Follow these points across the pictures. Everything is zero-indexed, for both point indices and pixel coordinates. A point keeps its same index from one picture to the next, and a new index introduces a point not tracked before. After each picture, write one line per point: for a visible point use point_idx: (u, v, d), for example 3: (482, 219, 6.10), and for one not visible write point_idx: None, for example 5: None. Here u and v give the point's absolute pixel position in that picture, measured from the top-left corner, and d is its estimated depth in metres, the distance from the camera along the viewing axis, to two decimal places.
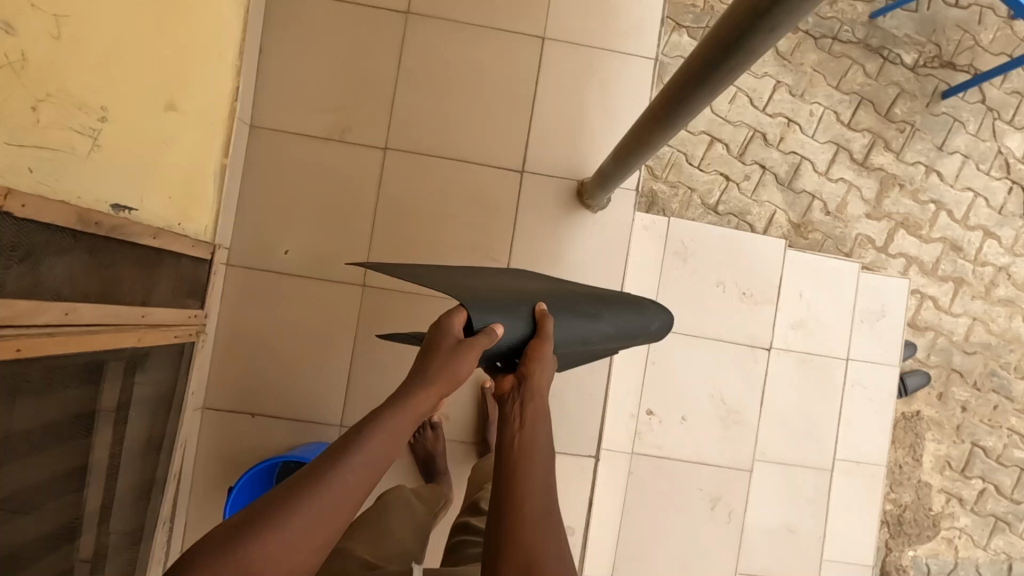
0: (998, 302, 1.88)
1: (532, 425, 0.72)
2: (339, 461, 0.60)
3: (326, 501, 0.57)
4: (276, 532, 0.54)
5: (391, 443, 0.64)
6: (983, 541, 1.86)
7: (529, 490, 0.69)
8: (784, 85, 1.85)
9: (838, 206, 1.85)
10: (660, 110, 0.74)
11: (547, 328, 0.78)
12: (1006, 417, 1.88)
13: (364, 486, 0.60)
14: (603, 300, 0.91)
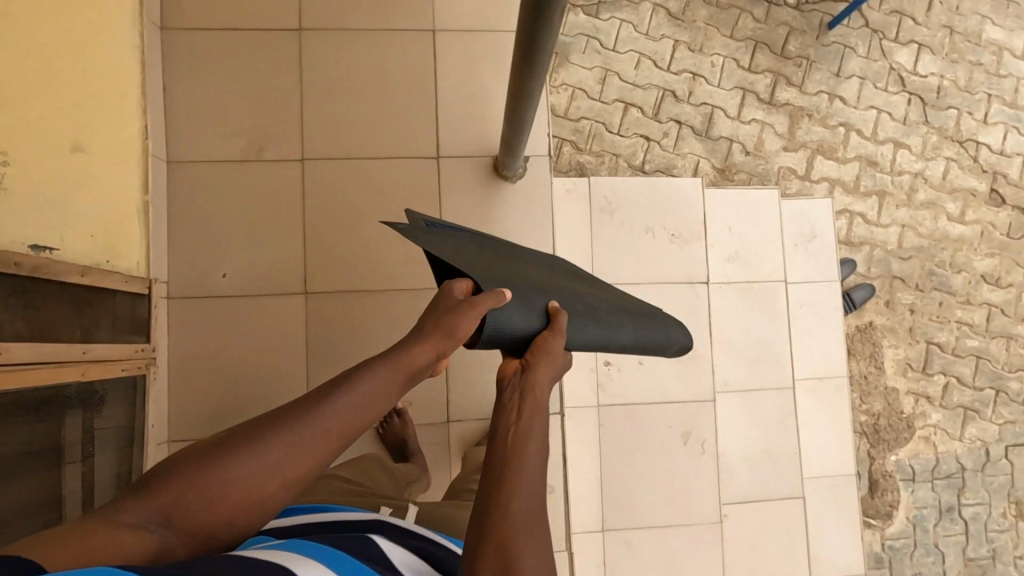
0: (921, 206, 1.98)
1: (528, 415, 0.73)
2: (327, 397, 0.66)
3: (309, 432, 0.63)
4: (255, 452, 0.60)
5: (380, 391, 0.70)
6: (958, 432, 1.94)
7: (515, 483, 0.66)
8: (683, 42, 1.95)
9: (756, 145, 1.94)
10: (522, 55, 0.79)
11: (560, 322, 0.86)
12: (952, 311, 1.97)
13: (348, 426, 0.66)
14: (629, 315, 1.02)
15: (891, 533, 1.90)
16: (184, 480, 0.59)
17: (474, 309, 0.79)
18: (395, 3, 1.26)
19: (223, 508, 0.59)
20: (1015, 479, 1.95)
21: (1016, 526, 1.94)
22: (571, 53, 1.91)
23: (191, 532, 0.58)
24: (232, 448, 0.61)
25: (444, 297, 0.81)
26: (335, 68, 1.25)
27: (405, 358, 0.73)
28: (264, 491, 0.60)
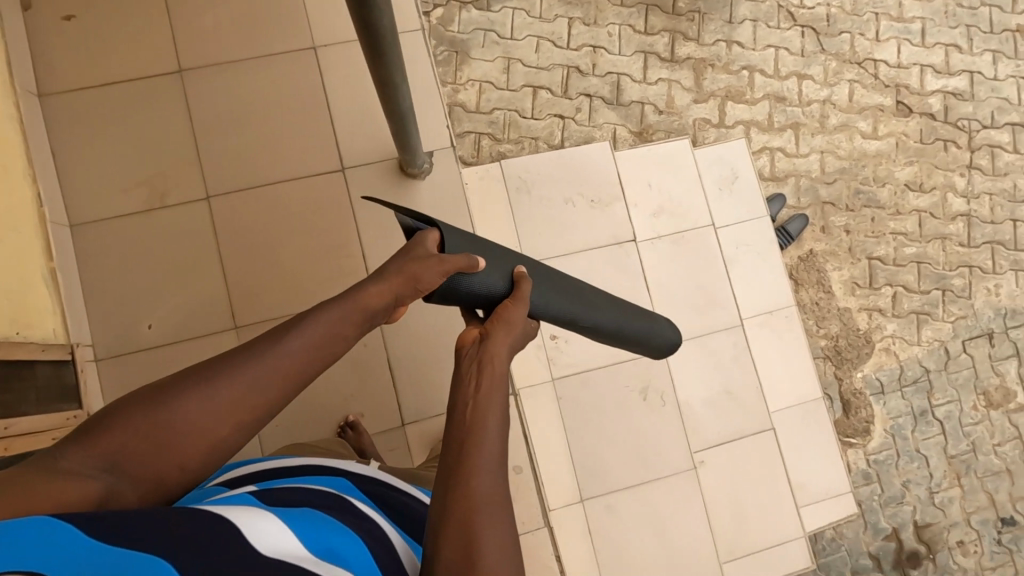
0: (835, 130, 2.05)
1: (487, 390, 0.76)
2: (281, 342, 0.75)
3: (261, 373, 0.72)
4: (211, 387, 0.69)
5: (327, 338, 0.79)
6: (915, 338, 2.00)
7: (480, 462, 0.69)
8: (577, 19, 2.00)
9: (667, 103, 1.99)
10: (369, 46, 0.79)
11: (524, 290, 0.91)
12: (885, 224, 2.03)
13: (296, 371, 0.75)
14: (612, 309, 1.11)
15: (872, 448, 1.94)
16: (141, 421, 0.66)
17: (443, 266, 0.84)
18: (269, 28, 1.28)
19: (179, 449, 0.67)
20: (978, 372, 2.01)
21: (988, 416, 2.00)
22: (472, 49, 1.94)
23: (142, 458, 0.65)
24: (189, 390, 0.69)
25: (416, 247, 0.86)
26: (231, 98, 1.26)
27: (352, 307, 0.82)
28: (218, 432, 0.69)
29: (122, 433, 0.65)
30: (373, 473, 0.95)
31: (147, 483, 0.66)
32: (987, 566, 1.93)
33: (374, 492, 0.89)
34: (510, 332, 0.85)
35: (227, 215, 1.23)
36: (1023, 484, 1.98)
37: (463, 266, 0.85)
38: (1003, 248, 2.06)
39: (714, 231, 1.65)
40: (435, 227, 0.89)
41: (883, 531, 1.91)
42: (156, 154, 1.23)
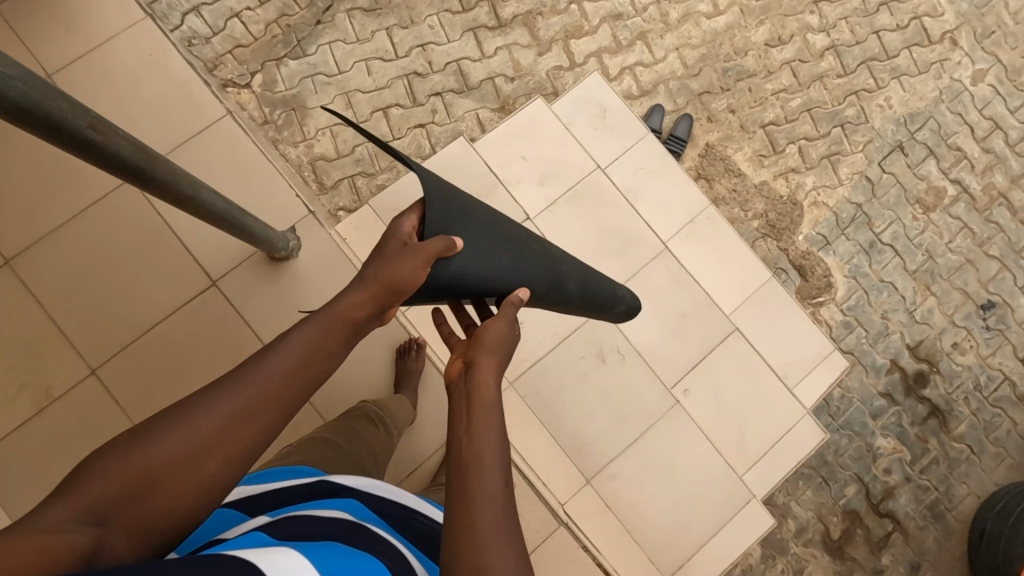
0: (680, 23, 2.03)
1: (480, 416, 0.75)
2: (259, 370, 0.73)
3: (240, 408, 0.70)
4: (189, 429, 0.67)
5: (308, 356, 0.77)
6: (835, 179, 2.02)
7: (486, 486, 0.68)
8: (394, 26, 1.94)
9: (514, 68, 1.96)
10: (149, 190, 0.84)
11: (511, 312, 0.88)
12: (763, 88, 2.03)
13: (278, 400, 0.73)
14: (576, 269, 1.13)
15: (842, 298, 1.96)
16: (127, 465, 0.64)
17: (420, 252, 0.81)
18: (75, 210, 1.43)
19: (166, 491, 0.64)
20: (904, 185, 2.03)
21: (931, 220, 2.03)
22: (307, 100, 1.88)
23: (123, 507, 0.62)
24: (173, 427, 0.67)
25: (392, 235, 0.85)
26: (78, 253, 1.42)
27: (330, 319, 0.80)
28: (205, 471, 0.67)
29: (108, 477, 0.63)
30: (382, 491, 0.95)
31: (136, 535, 0.62)
32: (987, 356, 1.98)
33: (382, 515, 0.89)
34: (496, 349, 0.83)
35: (133, 345, 1.40)
36: (986, 266, 2.02)
37: (441, 248, 0.82)
38: (877, 63, 2.08)
39: (603, 172, 1.65)
40: (413, 208, 0.89)
41: (883, 368, 1.95)
42: (41, 332, 1.37)
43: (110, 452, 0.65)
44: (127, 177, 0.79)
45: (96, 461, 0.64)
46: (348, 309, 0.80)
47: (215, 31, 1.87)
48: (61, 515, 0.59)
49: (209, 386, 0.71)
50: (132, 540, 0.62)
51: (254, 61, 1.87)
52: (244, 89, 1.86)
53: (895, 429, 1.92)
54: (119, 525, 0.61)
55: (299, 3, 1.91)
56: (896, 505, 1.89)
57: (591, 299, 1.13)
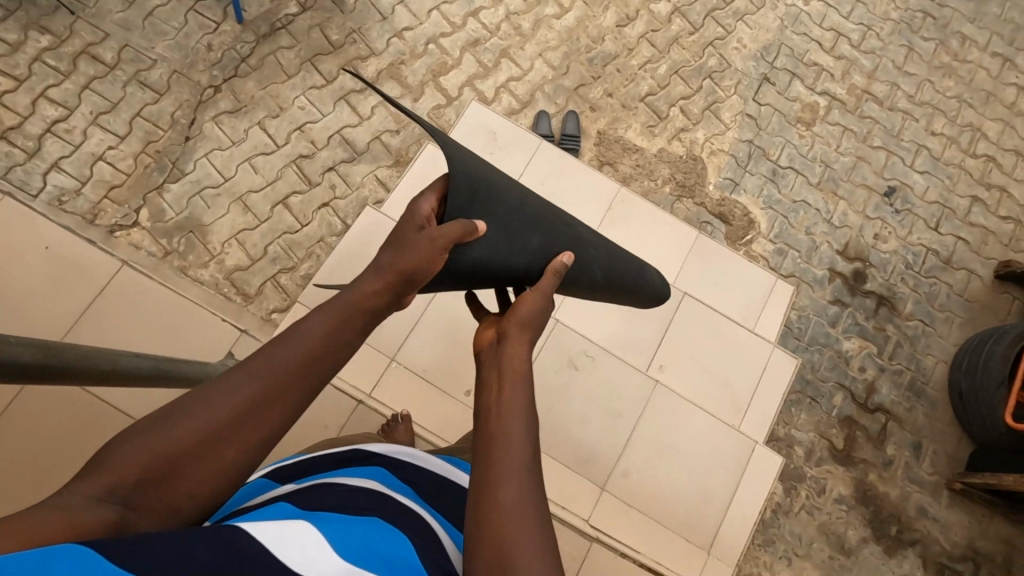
0: (534, 30, 2.11)
1: (510, 388, 0.80)
2: (279, 367, 0.73)
3: (259, 410, 0.71)
4: (208, 421, 0.69)
5: (324, 342, 0.76)
6: (722, 125, 2.13)
7: (506, 451, 0.73)
8: (265, 118, 1.91)
9: (395, 120, 1.97)
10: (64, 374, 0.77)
11: (548, 280, 0.97)
12: (630, 65, 2.13)
13: (293, 390, 0.73)
14: (604, 251, 1.16)
15: (766, 229, 2.07)
16: (149, 448, 0.66)
17: (431, 235, 0.85)
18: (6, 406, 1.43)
19: (184, 476, 0.67)
20: (782, 110, 2.18)
21: (815, 134, 2.18)
22: (201, 217, 1.82)
23: (143, 491, 0.65)
24: (194, 411, 0.69)
25: (412, 213, 0.90)
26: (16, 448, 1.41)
27: (343, 301, 0.80)
28: (225, 461, 0.69)
29: (133, 458, 0.66)
30: (413, 458, 1.04)
31: (158, 517, 0.66)
32: (906, 236, 2.13)
33: (409, 480, 0.96)
34: (525, 326, 0.88)
35: None
36: (875, 157, 2.19)
37: (462, 231, 0.87)
38: (720, 12, 2.22)
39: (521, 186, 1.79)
40: (433, 193, 0.95)
41: (824, 279, 2.06)
42: None
43: (135, 433, 0.68)
44: (36, 378, 0.72)
45: (123, 441, 0.67)
46: (361, 290, 0.81)
47: (83, 181, 1.79)
48: (86, 494, 0.63)
49: (228, 372, 0.72)
50: (154, 519, 0.65)
51: (134, 197, 1.80)
52: (133, 229, 1.78)
53: (855, 329, 2.03)
54: (142, 506, 0.65)
55: (161, 126, 1.86)
56: (881, 398, 1.99)
57: (616, 281, 1.18)
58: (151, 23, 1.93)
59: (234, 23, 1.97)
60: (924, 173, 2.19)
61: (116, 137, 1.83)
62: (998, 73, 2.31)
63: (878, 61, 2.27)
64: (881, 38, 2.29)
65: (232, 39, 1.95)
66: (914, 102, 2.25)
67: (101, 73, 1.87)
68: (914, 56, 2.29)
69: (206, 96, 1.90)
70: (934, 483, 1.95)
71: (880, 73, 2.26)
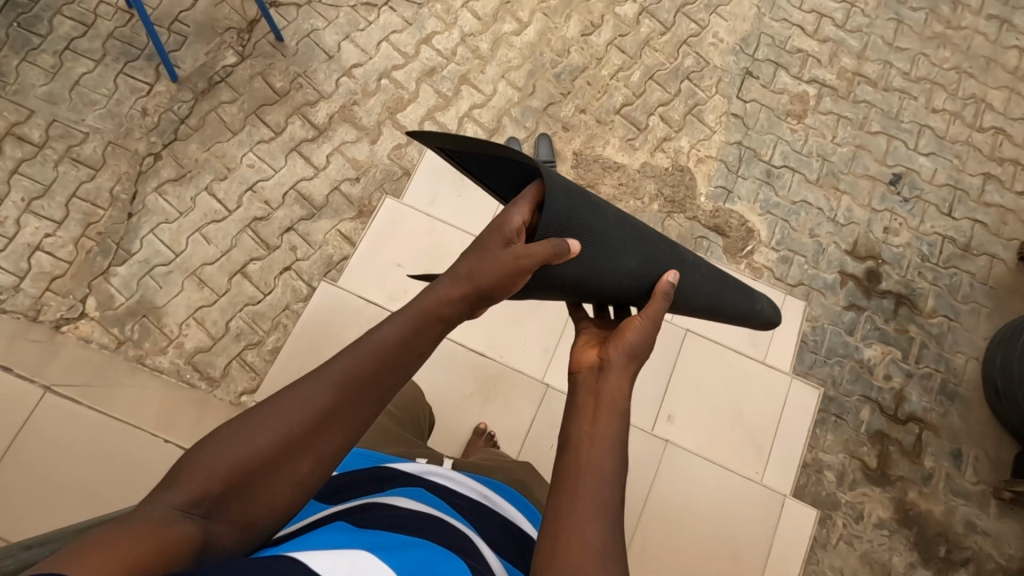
0: (494, 50, 1.95)
1: (604, 420, 0.77)
2: (355, 376, 0.73)
3: (336, 423, 0.72)
4: (282, 433, 0.69)
5: (398, 348, 0.76)
6: (706, 129, 1.97)
7: (591, 484, 0.69)
8: (212, 182, 1.76)
9: (354, 167, 1.82)
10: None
11: (661, 302, 0.93)
12: (600, 76, 1.97)
13: (363, 404, 0.73)
14: (706, 283, 1.11)
15: (767, 236, 1.91)
16: (229, 457, 0.67)
17: (514, 251, 0.80)
18: None
19: (262, 486, 0.68)
20: (769, 105, 2.02)
21: (808, 126, 2.02)
22: (154, 299, 1.67)
23: (220, 504, 0.66)
24: (272, 421, 0.69)
25: (503, 224, 0.84)
26: None
27: (414, 302, 0.80)
28: (300, 472, 0.70)
29: (216, 467, 0.67)
30: (452, 484, 0.92)
31: (240, 525, 0.68)
32: (918, 225, 1.97)
33: (458, 505, 0.87)
34: (633, 356, 0.86)
35: None
36: (875, 144, 2.02)
37: (555, 249, 0.82)
38: (690, 7, 2.06)
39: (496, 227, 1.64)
40: (529, 194, 0.90)
41: (836, 283, 1.90)
42: None
43: (217, 439, 0.69)
44: None
45: (206, 447, 0.69)
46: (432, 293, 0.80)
47: (21, 275, 1.64)
48: (173, 504, 0.64)
49: (306, 376, 0.73)
50: (233, 528, 0.67)
51: (78, 286, 1.66)
52: (80, 321, 1.64)
53: (875, 335, 1.87)
54: (220, 519, 0.66)
55: (100, 205, 1.71)
56: (912, 406, 1.83)
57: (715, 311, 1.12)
58: (78, 93, 1.78)
59: (168, 81, 1.81)
60: (930, 154, 2.03)
61: (53, 223, 1.68)
62: (996, 37, 2.14)
63: (866, 39, 2.11)
64: (867, 14, 2.13)
65: (168, 100, 1.80)
66: (911, 79, 2.08)
67: (30, 154, 1.72)
68: (905, 29, 2.12)
69: (146, 165, 1.75)
70: (979, 493, 1.79)
71: (871, 51, 2.10)
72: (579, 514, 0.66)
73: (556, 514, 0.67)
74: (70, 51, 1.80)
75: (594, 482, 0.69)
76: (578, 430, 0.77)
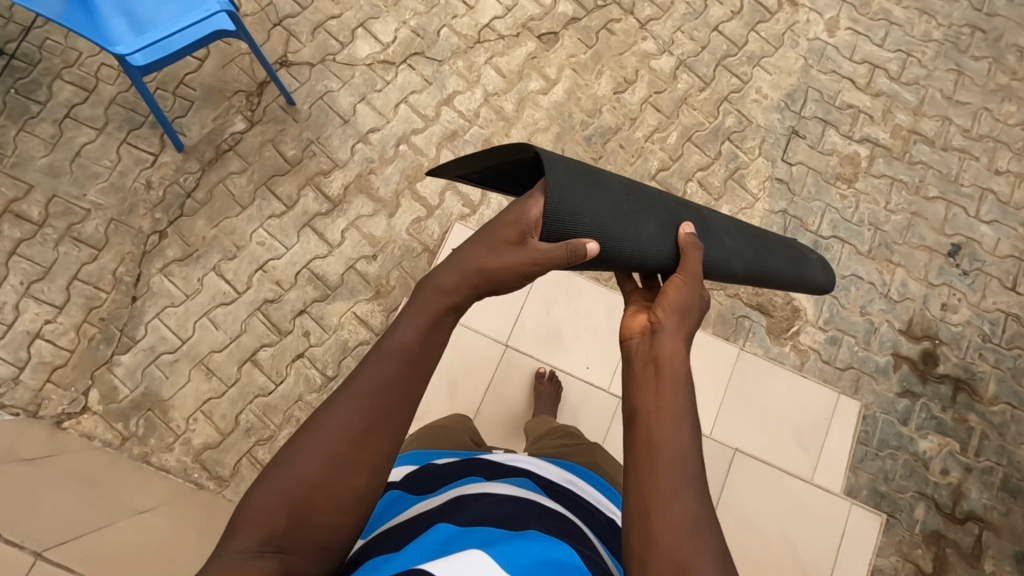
0: (519, 112, 1.81)
1: (670, 389, 0.65)
2: (380, 372, 0.66)
3: (376, 421, 0.64)
4: (324, 450, 0.62)
5: (422, 339, 0.69)
6: (748, 197, 1.83)
7: (677, 460, 0.60)
8: (220, 262, 1.65)
9: (370, 243, 1.70)
10: None
11: (695, 257, 0.83)
12: (634, 138, 1.83)
13: (406, 400, 0.66)
14: (738, 239, 1.01)
15: (815, 315, 1.77)
16: (275, 494, 0.60)
17: (530, 254, 0.71)
18: None
19: (322, 509, 0.61)
20: (817, 168, 1.86)
21: (858, 191, 1.86)
22: (160, 390, 1.58)
23: (286, 542, 0.59)
24: (314, 446, 0.62)
25: (517, 222, 0.72)
26: None
27: (424, 294, 0.72)
28: (357, 485, 0.62)
29: (270, 503, 0.60)
30: (540, 471, 0.85)
31: (311, 562, 0.60)
32: (979, 301, 1.81)
33: (545, 486, 0.81)
34: (686, 314, 0.74)
35: None
36: (933, 212, 1.86)
37: (567, 260, 0.71)
38: (732, 60, 1.90)
39: (510, 349, 1.50)
40: (537, 195, 0.75)
41: (889, 367, 1.76)
42: None
43: (264, 477, 0.62)
44: None
45: (251, 491, 0.62)
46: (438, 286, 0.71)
47: (22, 365, 1.55)
48: (237, 552, 0.57)
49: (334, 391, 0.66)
50: (306, 563, 0.59)
51: (80, 378, 1.56)
52: (84, 415, 1.55)
53: (931, 425, 1.73)
54: (292, 557, 0.59)
55: (103, 288, 1.61)
56: (971, 504, 1.69)
57: (756, 274, 1.02)
58: (79, 165, 1.67)
59: (173, 150, 1.70)
60: (992, 222, 1.87)
61: (53, 308, 1.59)
62: None
63: (924, 93, 1.94)
64: (924, 65, 1.96)
65: (174, 172, 1.69)
66: (972, 137, 1.92)
67: (29, 233, 1.62)
68: (966, 80, 1.95)
69: (150, 244, 1.65)
70: None
71: (928, 106, 1.93)
72: (676, 491, 0.58)
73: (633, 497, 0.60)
74: (71, 119, 1.69)
75: (672, 460, 0.60)
76: (640, 403, 0.66)
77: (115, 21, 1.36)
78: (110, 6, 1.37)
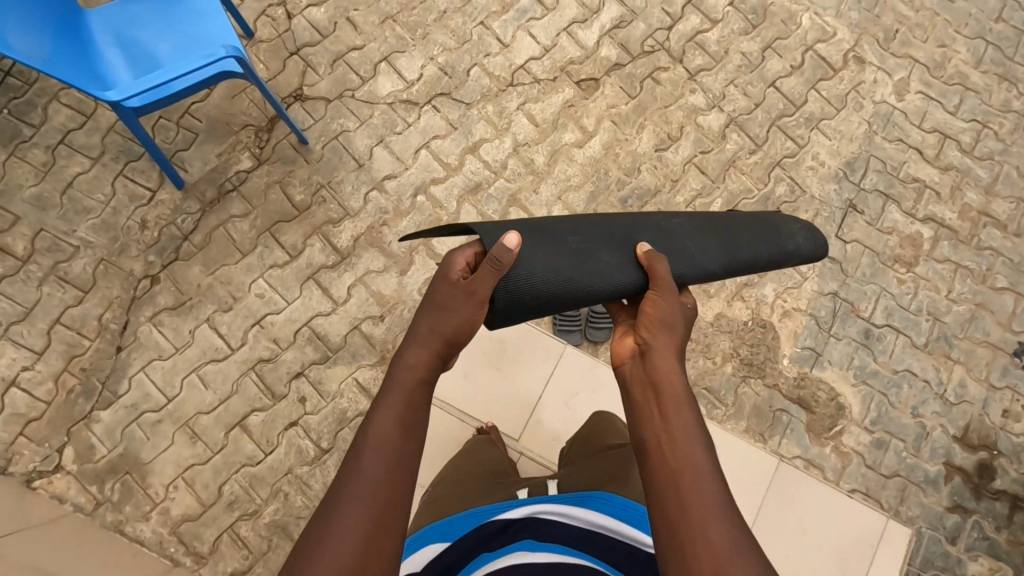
0: (551, 165, 1.65)
1: (672, 413, 0.70)
2: (371, 466, 0.65)
3: (381, 509, 0.63)
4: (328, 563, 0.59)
5: (406, 423, 0.69)
6: (795, 275, 1.65)
7: (687, 490, 0.65)
8: (215, 314, 1.52)
9: (378, 302, 1.55)
10: None
11: (662, 269, 0.83)
12: (676, 202, 1.66)
13: (405, 485, 0.66)
14: (711, 237, 0.95)
15: (860, 414, 1.60)
16: None
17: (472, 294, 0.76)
18: None
19: None
20: (874, 247, 1.69)
21: (918, 276, 1.68)
22: (140, 452, 1.45)
23: None
24: (328, 549, 0.60)
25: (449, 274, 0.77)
26: None
27: (395, 384, 0.72)
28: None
29: None
30: (552, 525, 0.86)
31: None
32: None
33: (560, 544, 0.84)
34: (669, 325, 0.79)
35: None
36: (1000, 305, 1.68)
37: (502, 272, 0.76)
38: (788, 120, 1.73)
39: (523, 455, 1.36)
40: (465, 246, 0.81)
41: (939, 478, 1.58)
42: None
43: None
44: None
45: None
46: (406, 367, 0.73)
47: None
48: None
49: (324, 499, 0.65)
50: None
51: (55, 434, 1.44)
52: (56, 475, 1.42)
53: (982, 546, 1.56)
54: None
55: (87, 335, 1.48)
56: None
57: (737, 267, 0.95)
58: (70, 198, 1.54)
59: (172, 187, 1.56)
60: None
61: (32, 354, 1.46)
62: None
63: (998, 170, 1.75)
64: (1001, 138, 1.77)
65: (171, 211, 1.56)
66: None
67: (12, 269, 1.49)
68: None
69: (141, 289, 1.52)
70: None
71: (1002, 185, 1.74)
72: (686, 521, 0.63)
73: (663, 531, 0.64)
74: (65, 146, 1.56)
75: (693, 483, 0.65)
76: (648, 435, 0.71)
77: (111, 54, 1.24)
78: (104, 36, 1.24)
